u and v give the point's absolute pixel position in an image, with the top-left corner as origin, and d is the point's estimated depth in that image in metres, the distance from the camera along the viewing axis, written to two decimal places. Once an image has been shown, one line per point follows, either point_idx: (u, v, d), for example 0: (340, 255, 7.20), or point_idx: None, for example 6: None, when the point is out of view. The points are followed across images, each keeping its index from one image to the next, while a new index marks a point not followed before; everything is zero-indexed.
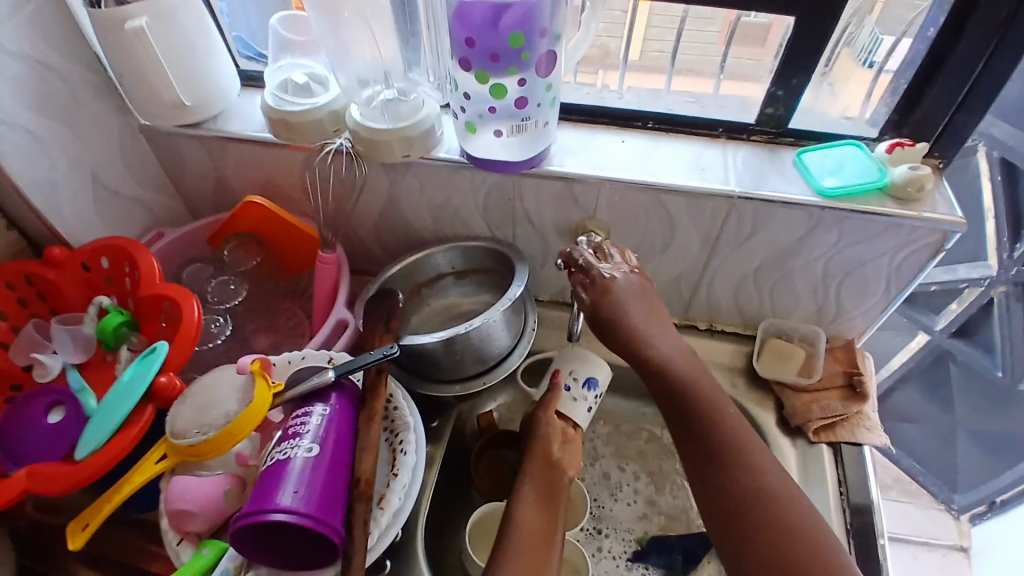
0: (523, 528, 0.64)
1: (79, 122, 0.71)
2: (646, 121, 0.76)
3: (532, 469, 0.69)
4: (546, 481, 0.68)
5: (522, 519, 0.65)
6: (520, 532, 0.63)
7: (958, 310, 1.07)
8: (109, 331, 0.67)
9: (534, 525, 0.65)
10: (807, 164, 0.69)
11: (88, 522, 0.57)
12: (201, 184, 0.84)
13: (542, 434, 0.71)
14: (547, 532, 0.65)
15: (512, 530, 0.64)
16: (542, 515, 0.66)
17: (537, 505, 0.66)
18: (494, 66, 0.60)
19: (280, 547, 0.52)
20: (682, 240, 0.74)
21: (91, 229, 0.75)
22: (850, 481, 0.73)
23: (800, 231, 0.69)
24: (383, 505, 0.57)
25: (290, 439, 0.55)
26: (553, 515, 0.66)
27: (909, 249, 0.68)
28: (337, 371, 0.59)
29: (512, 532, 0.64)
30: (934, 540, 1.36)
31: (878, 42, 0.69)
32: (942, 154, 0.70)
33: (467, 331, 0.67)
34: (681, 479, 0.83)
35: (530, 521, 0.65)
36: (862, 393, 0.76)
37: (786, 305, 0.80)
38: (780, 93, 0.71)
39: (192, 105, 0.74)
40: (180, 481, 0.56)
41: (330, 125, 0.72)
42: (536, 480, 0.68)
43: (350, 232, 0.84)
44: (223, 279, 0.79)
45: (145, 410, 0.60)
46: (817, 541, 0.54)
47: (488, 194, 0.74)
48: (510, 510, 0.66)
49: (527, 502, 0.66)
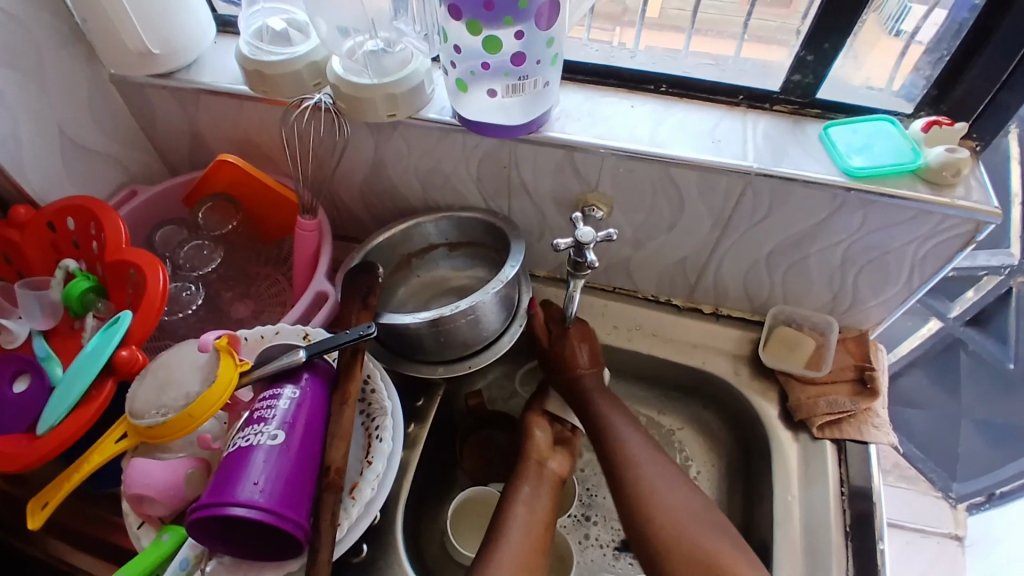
0: (519, 520, 0.61)
1: (45, 73, 0.65)
2: (657, 85, 0.69)
3: (527, 469, 0.67)
4: (543, 480, 0.66)
5: (518, 515, 0.62)
6: (514, 526, 0.61)
7: (974, 298, 1.01)
8: (74, 297, 0.62)
9: (528, 521, 0.62)
10: (835, 140, 0.63)
11: (47, 500, 0.52)
12: (178, 139, 0.78)
13: (535, 439, 0.70)
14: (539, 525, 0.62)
15: (508, 526, 0.61)
16: (538, 513, 0.63)
17: (535, 498, 0.64)
18: (488, 16, 0.53)
19: (240, 539, 0.49)
20: (691, 217, 0.68)
21: (60, 188, 0.69)
22: (853, 481, 0.68)
23: (821, 214, 0.63)
24: (354, 495, 0.54)
25: (255, 424, 0.51)
26: (549, 515, 0.63)
27: (939, 239, 0.62)
28: (308, 351, 0.55)
29: (507, 526, 0.61)
30: (929, 527, 1.32)
31: (906, 10, 0.62)
32: (980, 136, 0.62)
33: (455, 314, 0.62)
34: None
35: (524, 514, 0.62)
36: (873, 389, 0.71)
37: (799, 292, 0.74)
38: (808, 58, 0.63)
39: (160, 53, 0.67)
40: (138, 464, 0.53)
41: (311, 78, 0.65)
42: (532, 479, 0.66)
43: (334, 196, 0.79)
44: (197, 244, 0.74)
45: (104, 385, 0.56)
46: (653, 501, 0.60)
47: (481, 160, 0.68)
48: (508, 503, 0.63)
49: (524, 500, 0.64)
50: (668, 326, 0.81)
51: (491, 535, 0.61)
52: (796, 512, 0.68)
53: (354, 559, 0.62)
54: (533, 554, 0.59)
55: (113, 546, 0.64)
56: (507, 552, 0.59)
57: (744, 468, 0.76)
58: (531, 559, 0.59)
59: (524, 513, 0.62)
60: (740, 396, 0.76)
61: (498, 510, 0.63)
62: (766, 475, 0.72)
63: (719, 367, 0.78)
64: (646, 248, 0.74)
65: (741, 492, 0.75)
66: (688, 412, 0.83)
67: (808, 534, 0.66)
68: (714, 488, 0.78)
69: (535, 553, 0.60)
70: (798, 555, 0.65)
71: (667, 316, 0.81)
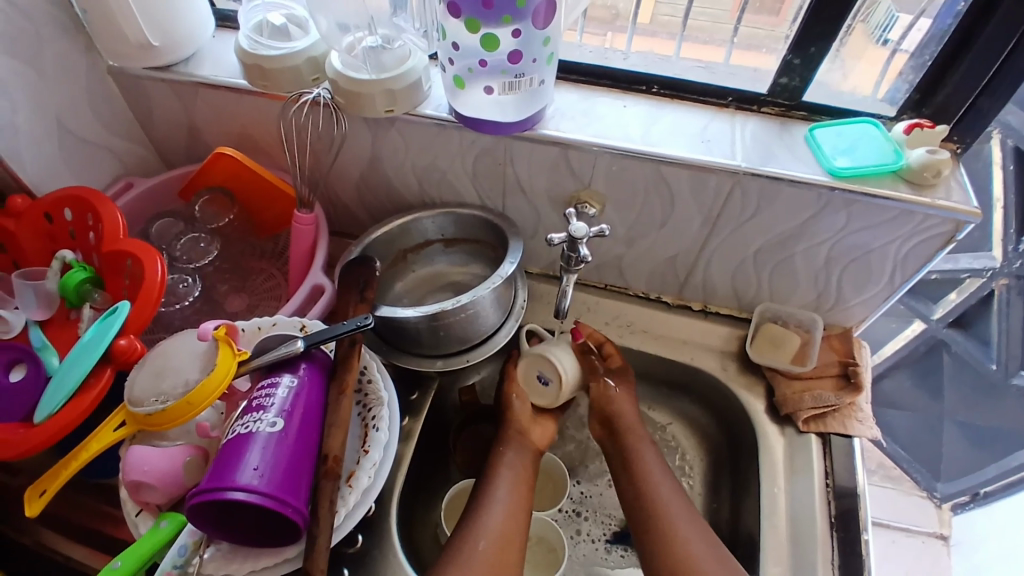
0: (502, 487, 0.66)
1: (44, 64, 0.65)
2: (650, 86, 0.71)
3: (510, 436, 0.71)
4: (525, 446, 0.71)
5: (501, 477, 0.67)
6: (501, 491, 0.65)
7: (956, 300, 1.04)
8: (71, 287, 0.62)
9: (511, 482, 0.67)
10: (820, 142, 0.65)
11: (45, 487, 0.52)
12: (173, 131, 0.78)
13: (514, 411, 0.73)
14: (522, 499, 0.66)
15: (493, 493, 0.65)
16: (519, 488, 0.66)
17: (516, 461, 0.69)
18: (486, 14, 0.55)
19: (239, 523, 0.50)
20: (682, 216, 0.70)
21: (55, 178, 0.69)
22: (838, 474, 0.70)
23: (807, 213, 0.65)
24: (351, 483, 0.55)
25: (253, 412, 0.52)
26: (529, 478, 0.68)
27: (921, 238, 0.64)
28: (306, 342, 0.56)
29: (483, 516, 0.63)
30: (914, 527, 1.34)
31: (894, 19, 0.64)
32: (961, 138, 0.64)
33: (453, 308, 0.63)
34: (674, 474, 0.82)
35: (507, 474, 0.67)
36: (857, 384, 0.73)
37: (785, 291, 0.76)
38: (795, 62, 0.65)
39: (160, 46, 0.68)
40: (136, 452, 0.53)
41: (309, 73, 0.67)
42: (515, 444, 0.70)
43: (330, 192, 0.80)
44: (194, 237, 0.74)
45: (103, 373, 0.56)
46: (644, 501, 0.66)
47: (477, 156, 0.69)
48: (492, 467, 0.68)
49: (508, 463, 0.68)
50: (657, 322, 0.82)
51: (475, 504, 0.65)
52: (783, 504, 0.69)
53: (348, 551, 0.62)
54: (508, 543, 0.62)
55: (104, 535, 0.64)
56: (492, 516, 0.63)
57: (732, 460, 0.78)
58: (516, 514, 0.64)
59: (504, 491, 0.65)
60: (729, 393, 0.78)
61: (482, 481, 0.67)
62: (752, 468, 0.74)
63: (707, 363, 0.79)
64: (638, 245, 0.76)
65: (728, 485, 0.77)
66: (679, 408, 0.84)
67: (794, 528, 0.67)
68: (702, 481, 0.81)
69: (521, 509, 0.65)
70: (784, 548, 0.66)
71: (657, 312, 0.83)
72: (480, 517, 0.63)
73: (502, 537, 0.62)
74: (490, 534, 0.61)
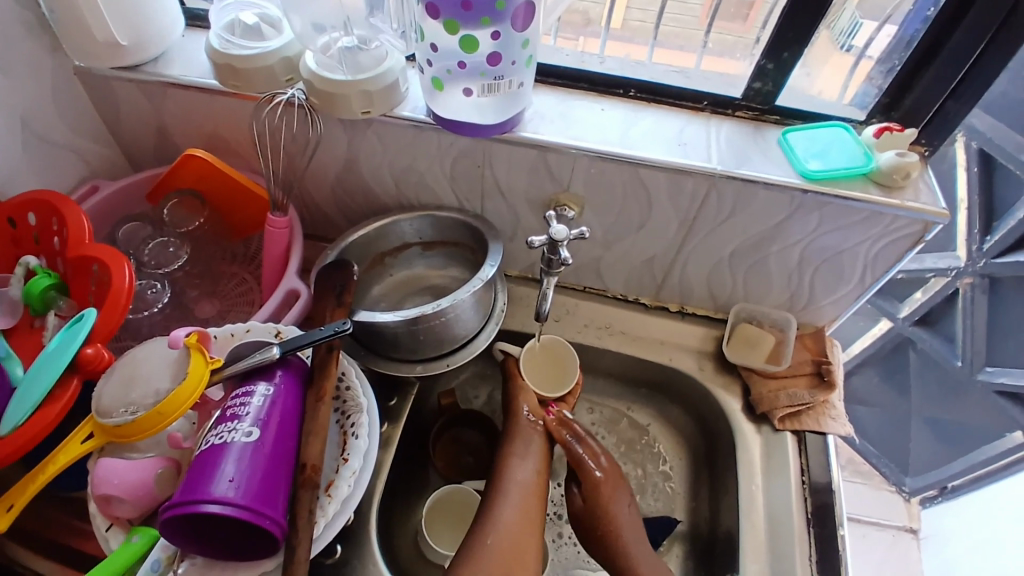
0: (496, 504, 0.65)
1: (8, 61, 0.62)
2: (627, 90, 0.72)
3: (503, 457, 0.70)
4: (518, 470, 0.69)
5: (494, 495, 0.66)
6: (496, 507, 0.64)
7: (922, 299, 1.08)
8: (35, 295, 0.60)
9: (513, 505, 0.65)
10: (793, 145, 0.66)
11: (13, 502, 0.50)
12: (143, 132, 0.76)
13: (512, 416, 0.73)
14: (534, 513, 0.65)
15: (484, 518, 0.63)
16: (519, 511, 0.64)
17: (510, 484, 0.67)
18: (466, 16, 0.54)
19: (214, 537, 0.49)
20: (659, 218, 0.70)
21: (20, 180, 0.66)
22: (812, 470, 0.71)
23: (779, 216, 0.67)
24: (330, 492, 0.54)
25: (228, 422, 0.51)
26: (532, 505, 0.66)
27: (889, 240, 0.66)
28: (282, 348, 0.55)
29: (477, 540, 0.61)
30: (884, 520, 1.39)
31: (857, 26, 0.66)
32: (928, 142, 0.66)
33: (433, 312, 0.62)
34: (657, 478, 0.82)
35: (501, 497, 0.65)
36: (830, 382, 0.75)
37: (759, 292, 0.78)
38: (769, 67, 0.66)
39: (129, 44, 0.66)
40: (106, 465, 0.51)
41: (283, 73, 0.65)
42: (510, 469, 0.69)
43: (305, 195, 0.78)
44: (163, 241, 0.72)
45: (69, 383, 0.54)
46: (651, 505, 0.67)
47: (456, 159, 0.68)
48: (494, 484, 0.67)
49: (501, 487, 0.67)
50: (635, 323, 0.83)
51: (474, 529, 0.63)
52: (760, 501, 0.70)
53: (327, 561, 0.61)
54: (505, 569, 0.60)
55: (73, 550, 0.62)
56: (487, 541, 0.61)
57: (709, 460, 0.79)
58: (517, 533, 0.62)
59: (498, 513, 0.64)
60: (707, 393, 0.79)
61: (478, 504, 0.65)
62: (730, 468, 0.74)
63: (685, 364, 0.80)
64: (617, 247, 0.76)
65: (707, 482, 0.78)
66: (658, 408, 0.85)
67: (772, 525, 0.68)
68: (683, 480, 0.81)
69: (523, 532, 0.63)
70: (762, 546, 0.67)
71: (635, 314, 0.83)
72: (472, 543, 0.61)
73: (503, 558, 0.60)
74: (487, 554, 0.60)
